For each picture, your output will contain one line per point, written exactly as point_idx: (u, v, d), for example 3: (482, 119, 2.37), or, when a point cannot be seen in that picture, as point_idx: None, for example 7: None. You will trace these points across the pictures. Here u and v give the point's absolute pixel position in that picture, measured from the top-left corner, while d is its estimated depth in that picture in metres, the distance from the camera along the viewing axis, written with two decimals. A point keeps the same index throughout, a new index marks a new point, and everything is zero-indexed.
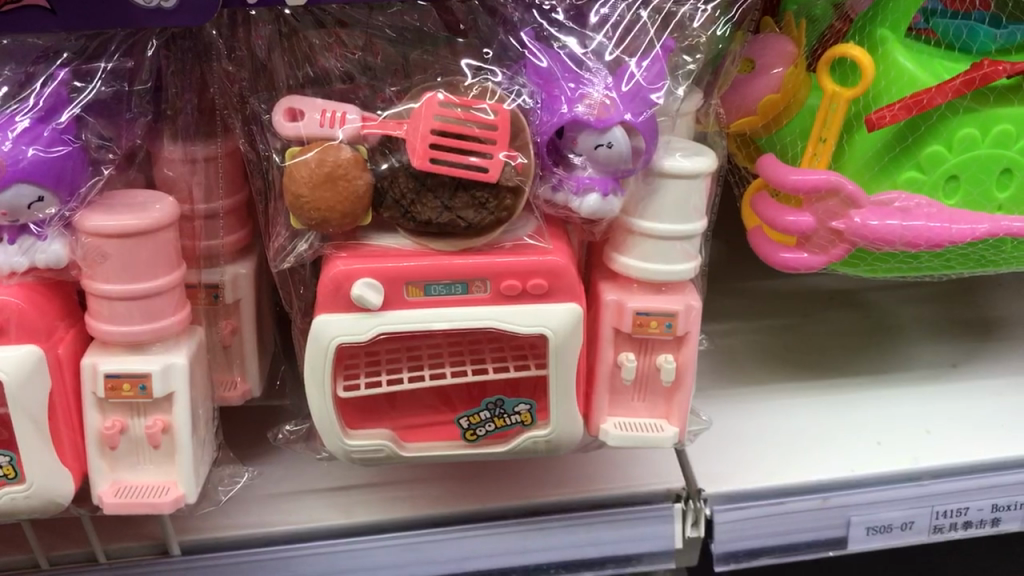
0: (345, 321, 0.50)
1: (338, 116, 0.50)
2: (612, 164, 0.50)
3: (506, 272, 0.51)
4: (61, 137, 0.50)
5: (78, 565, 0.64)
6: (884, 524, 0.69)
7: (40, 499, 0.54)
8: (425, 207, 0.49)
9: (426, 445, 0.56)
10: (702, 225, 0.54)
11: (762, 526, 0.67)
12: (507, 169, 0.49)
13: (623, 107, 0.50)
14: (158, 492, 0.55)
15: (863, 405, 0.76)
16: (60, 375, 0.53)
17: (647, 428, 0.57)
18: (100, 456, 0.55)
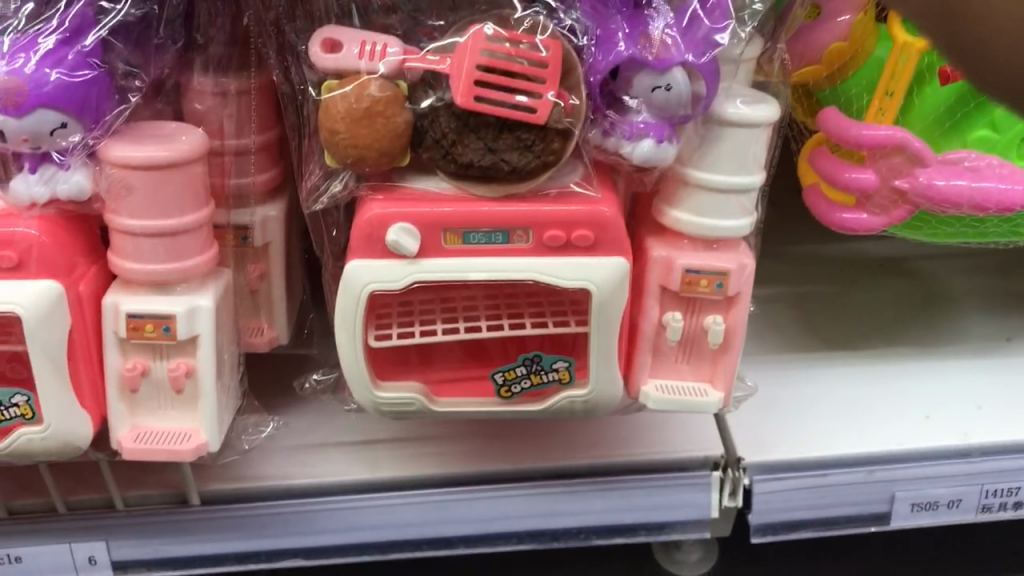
0: (378, 267, 0.48)
1: (379, 49, 0.47)
2: (669, 108, 0.47)
3: (551, 220, 0.47)
4: (86, 61, 0.47)
5: (95, 510, 0.63)
6: (930, 502, 0.66)
7: (57, 442, 0.52)
8: (465, 147, 0.46)
9: (458, 400, 0.53)
10: (761, 179, 0.51)
11: (802, 498, 0.65)
12: (556, 109, 0.46)
13: (685, 47, 0.47)
14: (180, 439, 0.53)
15: (913, 377, 0.73)
16: (81, 312, 0.51)
17: (689, 392, 0.54)
18: (121, 399, 0.53)
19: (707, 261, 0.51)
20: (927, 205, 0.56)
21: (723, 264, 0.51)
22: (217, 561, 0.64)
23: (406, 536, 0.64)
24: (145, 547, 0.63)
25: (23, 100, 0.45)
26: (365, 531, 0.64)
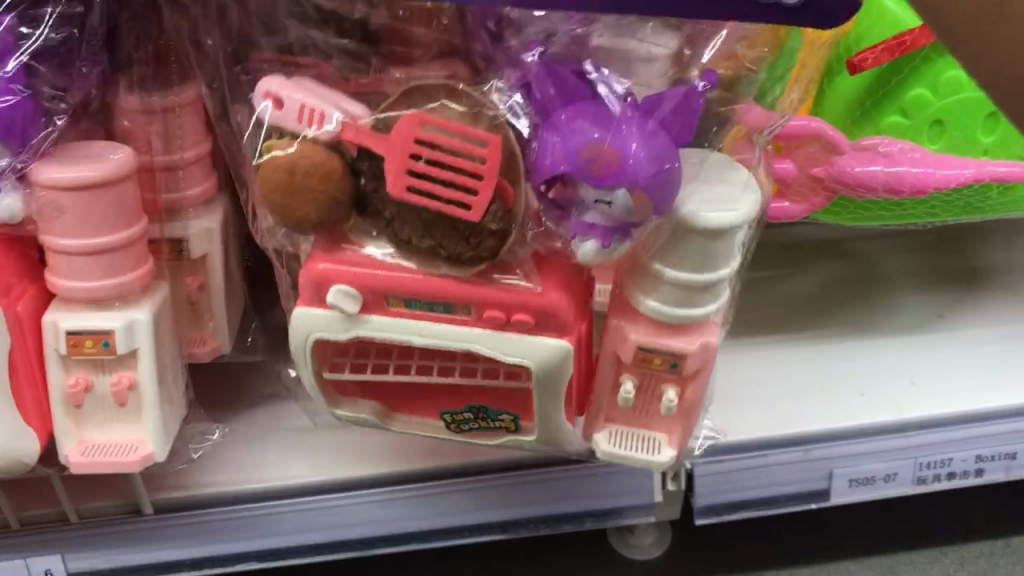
0: (324, 320, 0.52)
1: (317, 112, 0.48)
2: (618, 218, 0.45)
3: (489, 302, 0.49)
4: (9, 86, 0.48)
5: (50, 523, 0.64)
6: (867, 476, 0.68)
7: (5, 458, 0.54)
8: (404, 225, 0.48)
9: (414, 420, 0.56)
10: (730, 273, 0.49)
11: (745, 479, 0.67)
12: (494, 207, 0.46)
13: (635, 165, 0.43)
14: (126, 450, 0.55)
15: (847, 357, 0.75)
16: (20, 334, 0.52)
17: (642, 446, 0.55)
18: (70, 416, 0.55)
19: (661, 338, 0.51)
20: (845, 190, 0.58)
21: (680, 345, 0.51)
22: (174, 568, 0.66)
23: (362, 534, 0.66)
24: (102, 557, 0.64)
25: None
26: (319, 532, 0.65)
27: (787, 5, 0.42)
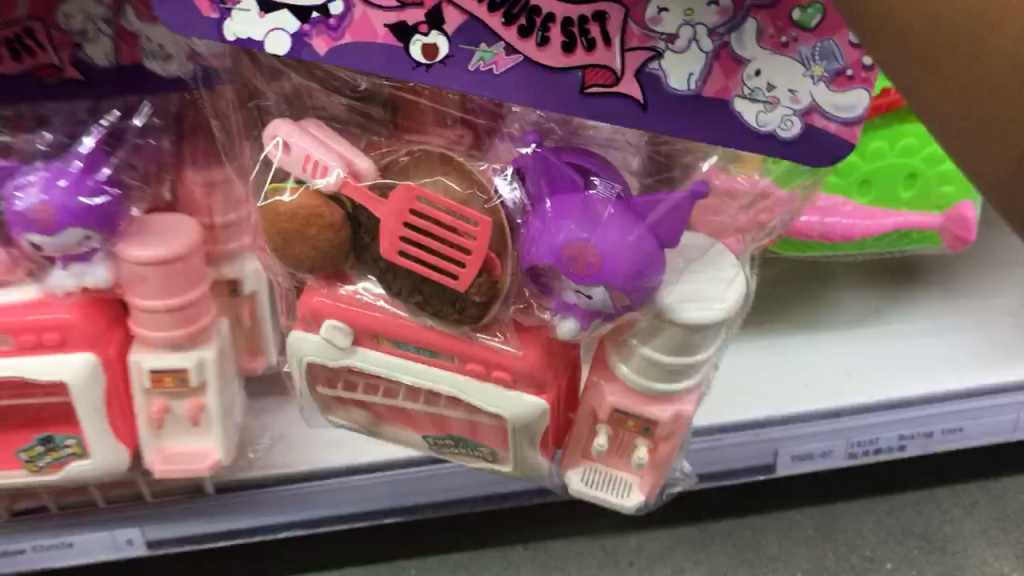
0: (316, 345, 0.60)
1: (320, 166, 0.53)
2: (592, 309, 0.53)
3: (473, 357, 0.58)
4: (102, 186, 0.56)
5: (127, 503, 0.75)
6: (807, 454, 0.85)
7: (104, 468, 0.66)
8: (396, 280, 0.55)
9: (401, 432, 0.65)
10: (699, 361, 0.58)
11: (710, 460, 0.83)
12: (479, 280, 0.54)
13: (610, 271, 0.51)
14: (200, 457, 0.68)
15: (792, 352, 0.94)
16: (112, 370, 0.63)
17: (616, 491, 0.65)
18: (152, 434, 0.67)
19: (635, 403, 0.61)
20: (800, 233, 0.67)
21: (652, 412, 0.61)
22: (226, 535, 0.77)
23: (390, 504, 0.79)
24: (171, 527, 0.75)
25: (54, 223, 0.54)
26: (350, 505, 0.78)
27: (781, 139, 0.56)
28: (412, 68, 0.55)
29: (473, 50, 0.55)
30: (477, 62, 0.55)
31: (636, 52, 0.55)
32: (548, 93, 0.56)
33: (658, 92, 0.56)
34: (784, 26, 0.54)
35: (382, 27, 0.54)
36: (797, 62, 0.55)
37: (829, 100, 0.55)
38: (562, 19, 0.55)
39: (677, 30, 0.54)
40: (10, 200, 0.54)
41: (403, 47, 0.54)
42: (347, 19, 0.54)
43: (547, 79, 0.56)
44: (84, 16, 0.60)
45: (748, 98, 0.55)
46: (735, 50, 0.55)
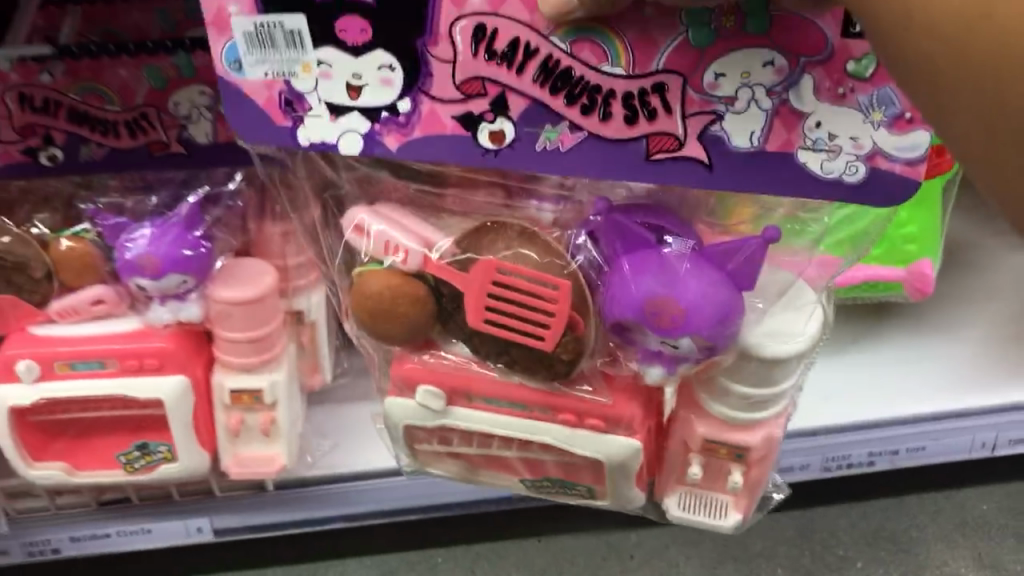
0: (411, 407, 0.63)
1: (393, 245, 0.58)
2: (678, 356, 0.57)
3: (564, 407, 0.61)
4: (197, 242, 0.71)
5: (198, 497, 0.92)
6: (788, 467, 0.97)
7: (191, 470, 0.83)
8: (484, 344, 0.59)
9: (495, 480, 0.68)
10: (784, 387, 0.62)
11: None
12: (566, 337, 0.57)
13: (693, 321, 0.54)
14: (266, 461, 0.84)
15: None
16: (198, 392, 0.79)
17: (710, 511, 0.70)
18: (229, 441, 0.83)
19: (725, 433, 0.64)
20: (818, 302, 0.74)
21: (746, 440, 0.64)
22: (277, 523, 0.94)
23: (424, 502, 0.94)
24: (236, 518, 0.93)
25: (159, 270, 0.70)
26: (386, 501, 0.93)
27: (849, 183, 0.59)
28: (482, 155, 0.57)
29: (537, 131, 0.57)
30: (544, 141, 0.57)
31: (698, 116, 0.58)
32: (616, 159, 0.59)
33: (722, 151, 0.59)
34: (840, 78, 0.57)
35: (450, 118, 0.57)
36: (856, 110, 0.57)
37: (891, 142, 0.58)
38: (622, 94, 0.57)
39: (737, 92, 0.57)
40: (124, 250, 0.71)
41: (472, 135, 0.56)
42: (415, 117, 0.57)
43: (614, 148, 0.58)
44: (190, 104, 0.74)
45: (811, 148, 0.58)
46: (793, 105, 0.57)
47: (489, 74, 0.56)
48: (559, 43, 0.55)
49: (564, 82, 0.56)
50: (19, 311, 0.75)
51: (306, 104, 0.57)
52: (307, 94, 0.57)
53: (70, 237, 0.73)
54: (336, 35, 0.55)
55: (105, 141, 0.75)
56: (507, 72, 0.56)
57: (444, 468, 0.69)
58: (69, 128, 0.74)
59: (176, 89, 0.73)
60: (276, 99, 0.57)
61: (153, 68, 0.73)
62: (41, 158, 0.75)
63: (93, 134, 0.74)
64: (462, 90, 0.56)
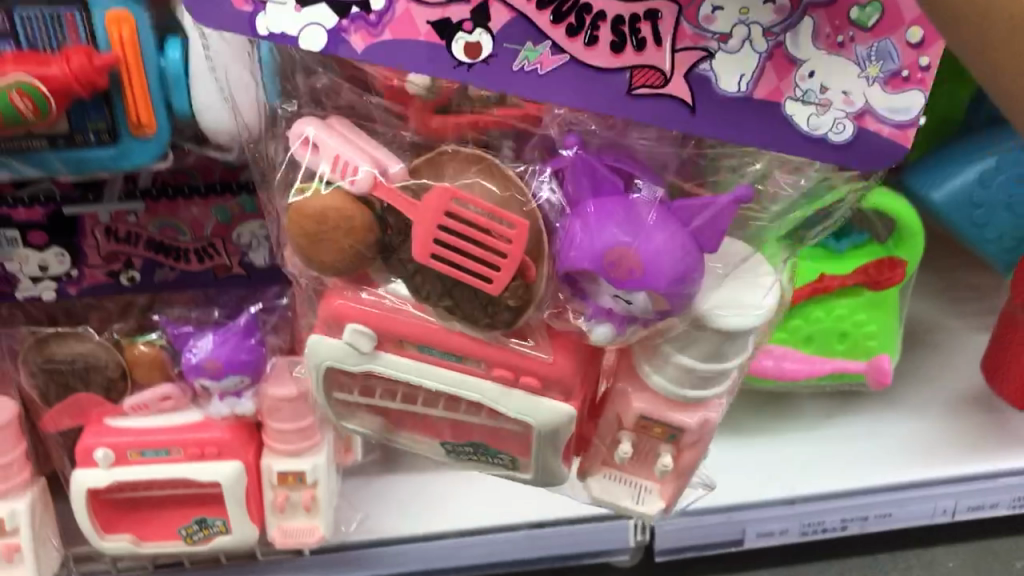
0: (337, 348, 0.57)
1: (348, 164, 0.52)
2: (632, 313, 0.52)
3: (501, 363, 0.55)
4: (257, 345, 0.82)
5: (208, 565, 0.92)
6: (768, 531, 0.97)
7: (239, 542, 0.89)
8: (426, 283, 0.53)
9: (413, 439, 0.63)
10: (732, 366, 0.58)
11: (684, 534, 0.95)
12: (515, 283, 0.52)
13: (648, 276, 0.50)
14: (308, 531, 0.89)
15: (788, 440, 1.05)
16: (250, 477, 0.86)
17: (633, 493, 0.65)
18: (275, 514, 0.88)
19: (663, 410, 0.60)
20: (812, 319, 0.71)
21: (684, 419, 0.60)
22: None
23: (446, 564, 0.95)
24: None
25: (221, 370, 0.81)
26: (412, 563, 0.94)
27: (833, 142, 0.55)
28: (453, 67, 0.53)
29: (517, 49, 0.53)
30: (522, 61, 0.53)
31: (688, 51, 0.54)
32: (594, 90, 0.54)
33: (707, 94, 0.54)
34: (842, 25, 0.53)
35: (423, 23, 0.53)
36: (852, 62, 0.54)
37: (885, 101, 0.54)
38: (613, 17, 0.53)
39: (732, 29, 0.54)
40: (190, 354, 0.81)
41: (445, 45, 0.53)
42: (389, 13, 0.52)
43: (593, 78, 0.54)
44: (251, 235, 0.88)
45: (800, 100, 0.54)
46: (790, 50, 0.54)
47: None
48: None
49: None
50: (97, 405, 0.86)
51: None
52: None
53: (146, 343, 0.86)
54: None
55: (176, 265, 0.89)
56: None
57: (361, 425, 0.63)
58: (147, 255, 0.87)
59: (239, 223, 0.87)
60: None
61: (221, 207, 0.86)
62: (122, 280, 0.88)
63: (167, 260, 0.88)
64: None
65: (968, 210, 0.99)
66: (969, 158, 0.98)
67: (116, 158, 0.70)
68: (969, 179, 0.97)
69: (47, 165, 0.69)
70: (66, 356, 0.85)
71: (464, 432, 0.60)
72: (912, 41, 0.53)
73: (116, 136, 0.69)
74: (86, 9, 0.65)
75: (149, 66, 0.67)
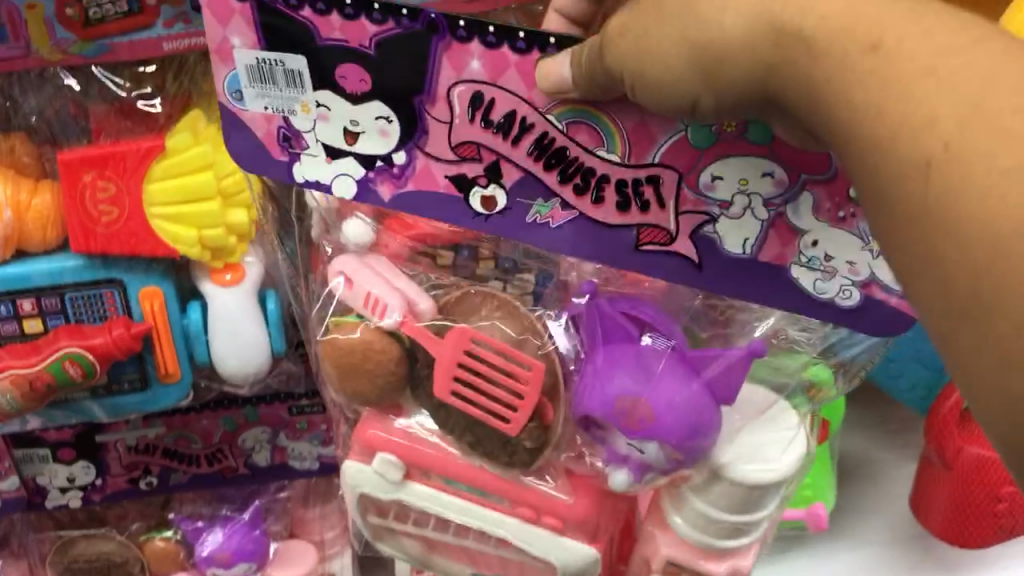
0: (371, 477, 0.58)
1: (380, 304, 0.55)
2: (648, 464, 0.52)
3: (523, 501, 0.57)
4: (258, 535, 0.91)
5: None
6: None
7: None
8: (449, 419, 0.55)
9: (447, 565, 0.63)
10: (759, 517, 0.56)
11: None
12: (529, 428, 0.54)
13: (668, 432, 0.50)
14: None
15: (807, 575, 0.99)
16: None
17: None
18: None
19: (692, 558, 0.58)
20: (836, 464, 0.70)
21: (708, 567, 0.58)
22: None
23: None
24: None
25: (230, 560, 0.90)
26: None
27: (841, 306, 0.53)
28: (471, 217, 0.55)
29: (529, 204, 0.54)
30: (534, 215, 0.54)
31: (691, 215, 0.52)
32: (601, 244, 0.54)
33: (714, 259, 0.53)
34: (842, 202, 0.50)
35: (443, 177, 0.54)
36: (853, 235, 0.51)
37: (890, 273, 0.52)
38: (616, 181, 0.52)
39: (733, 197, 0.51)
40: (201, 548, 0.91)
41: (462, 199, 0.54)
42: (410, 169, 0.54)
43: (602, 233, 0.54)
44: (257, 441, 0.91)
45: (805, 266, 0.52)
46: (792, 220, 0.51)
47: (484, 140, 0.52)
48: (554, 122, 0.51)
49: (559, 159, 0.52)
50: None
51: (303, 142, 0.55)
52: (305, 134, 0.55)
53: (161, 538, 0.93)
54: (336, 81, 0.53)
55: (189, 468, 0.92)
56: (501, 140, 0.52)
57: (398, 549, 0.63)
58: (163, 463, 0.91)
59: (244, 430, 0.90)
60: (274, 135, 0.56)
61: (228, 418, 0.89)
62: (141, 484, 0.91)
63: (180, 465, 0.91)
64: (456, 153, 0.53)
65: (883, 363, 0.94)
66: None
67: (145, 402, 0.75)
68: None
69: (87, 411, 0.76)
70: (91, 555, 0.93)
71: (497, 563, 0.60)
72: None
73: (145, 381, 0.74)
74: (123, 287, 0.70)
75: (174, 327, 0.71)
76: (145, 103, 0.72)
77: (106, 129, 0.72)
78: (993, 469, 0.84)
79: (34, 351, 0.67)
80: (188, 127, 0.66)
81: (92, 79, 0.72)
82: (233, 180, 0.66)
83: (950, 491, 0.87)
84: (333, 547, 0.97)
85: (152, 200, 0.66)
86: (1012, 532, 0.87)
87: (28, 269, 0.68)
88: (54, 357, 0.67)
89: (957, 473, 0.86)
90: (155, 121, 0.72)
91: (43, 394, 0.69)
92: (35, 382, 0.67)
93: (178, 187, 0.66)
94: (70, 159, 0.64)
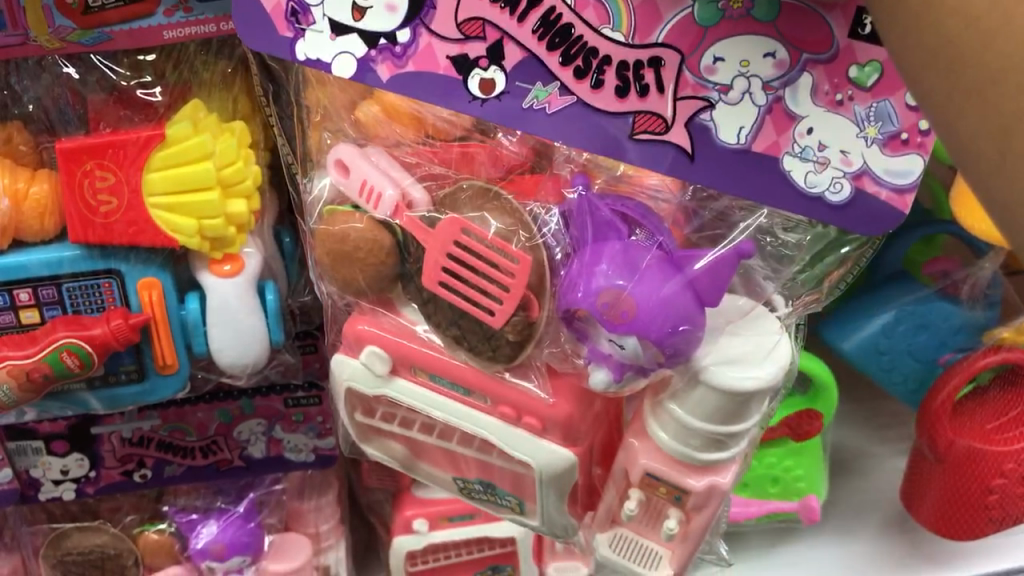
0: (357, 370, 0.59)
1: (377, 194, 0.56)
2: (630, 362, 0.50)
3: (503, 399, 0.55)
4: (252, 527, 0.90)
5: None
6: None
7: None
8: (438, 313, 0.54)
9: (432, 473, 0.64)
10: (741, 431, 0.54)
11: None
12: (515, 320, 0.52)
13: (645, 323, 0.49)
14: None
15: (798, 550, 0.98)
16: None
17: (641, 560, 0.60)
18: None
19: (675, 472, 0.56)
20: None
21: (688, 483, 0.56)
22: None
23: None
24: None
25: (225, 552, 0.88)
26: None
27: (831, 203, 0.53)
28: (468, 101, 0.55)
29: (528, 88, 0.55)
30: (531, 99, 0.55)
31: (689, 100, 0.54)
32: (603, 130, 0.55)
33: (707, 143, 0.54)
34: (841, 83, 0.52)
35: (444, 58, 0.55)
36: (851, 122, 0.53)
37: (883, 164, 0.53)
38: (618, 62, 0.54)
39: (732, 81, 0.53)
40: (196, 539, 0.89)
41: (463, 81, 0.55)
42: (413, 47, 0.55)
43: (599, 120, 0.55)
44: (250, 432, 0.88)
45: (798, 156, 0.53)
46: (789, 106, 0.53)
47: (492, 17, 0.54)
48: None
49: (563, 38, 0.54)
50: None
51: (311, 17, 0.56)
52: (313, 8, 0.56)
53: (155, 530, 0.90)
54: None
55: (184, 461, 0.89)
56: (508, 17, 0.54)
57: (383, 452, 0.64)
58: (157, 455, 0.88)
59: (239, 422, 0.88)
60: (282, 8, 0.56)
61: (223, 410, 0.87)
62: (135, 476, 0.89)
63: (176, 457, 0.89)
64: (462, 30, 0.54)
65: (875, 359, 0.92)
66: (869, 311, 0.91)
67: (143, 393, 0.73)
68: (872, 330, 0.91)
69: (84, 403, 0.73)
70: (85, 548, 0.91)
71: (479, 468, 0.60)
72: (912, 104, 0.52)
73: (142, 373, 0.72)
74: (121, 278, 0.67)
75: (172, 317, 0.69)
76: (144, 93, 0.70)
77: (104, 118, 0.68)
78: (985, 461, 0.86)
79: (30, 342, 0.65)
80: (187, 117, 0.65)
81: (92, 69, 0.70)
82: (231, 170, 0.65)
83: (943, 482, 0.89)
84: (328, 538, 0.95)
85: (151, 190, 0.64)
86: (1002, 522, 0.89)
87: (22, 260, 0.66)
88: (49, 348, 0.64)
89: (949, 466, 0.88)
90: (154, 111, 0.69)
91: (40, 386, 0.66)
92: (31, 374, 0.65)
93: (179, 177, 0.63)
94: (68, 147, 0.63)
